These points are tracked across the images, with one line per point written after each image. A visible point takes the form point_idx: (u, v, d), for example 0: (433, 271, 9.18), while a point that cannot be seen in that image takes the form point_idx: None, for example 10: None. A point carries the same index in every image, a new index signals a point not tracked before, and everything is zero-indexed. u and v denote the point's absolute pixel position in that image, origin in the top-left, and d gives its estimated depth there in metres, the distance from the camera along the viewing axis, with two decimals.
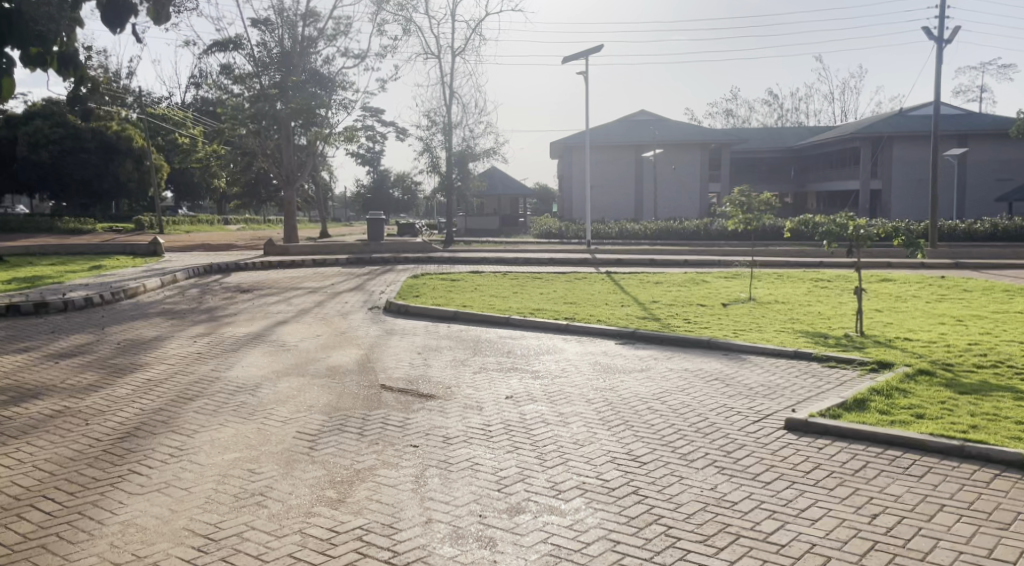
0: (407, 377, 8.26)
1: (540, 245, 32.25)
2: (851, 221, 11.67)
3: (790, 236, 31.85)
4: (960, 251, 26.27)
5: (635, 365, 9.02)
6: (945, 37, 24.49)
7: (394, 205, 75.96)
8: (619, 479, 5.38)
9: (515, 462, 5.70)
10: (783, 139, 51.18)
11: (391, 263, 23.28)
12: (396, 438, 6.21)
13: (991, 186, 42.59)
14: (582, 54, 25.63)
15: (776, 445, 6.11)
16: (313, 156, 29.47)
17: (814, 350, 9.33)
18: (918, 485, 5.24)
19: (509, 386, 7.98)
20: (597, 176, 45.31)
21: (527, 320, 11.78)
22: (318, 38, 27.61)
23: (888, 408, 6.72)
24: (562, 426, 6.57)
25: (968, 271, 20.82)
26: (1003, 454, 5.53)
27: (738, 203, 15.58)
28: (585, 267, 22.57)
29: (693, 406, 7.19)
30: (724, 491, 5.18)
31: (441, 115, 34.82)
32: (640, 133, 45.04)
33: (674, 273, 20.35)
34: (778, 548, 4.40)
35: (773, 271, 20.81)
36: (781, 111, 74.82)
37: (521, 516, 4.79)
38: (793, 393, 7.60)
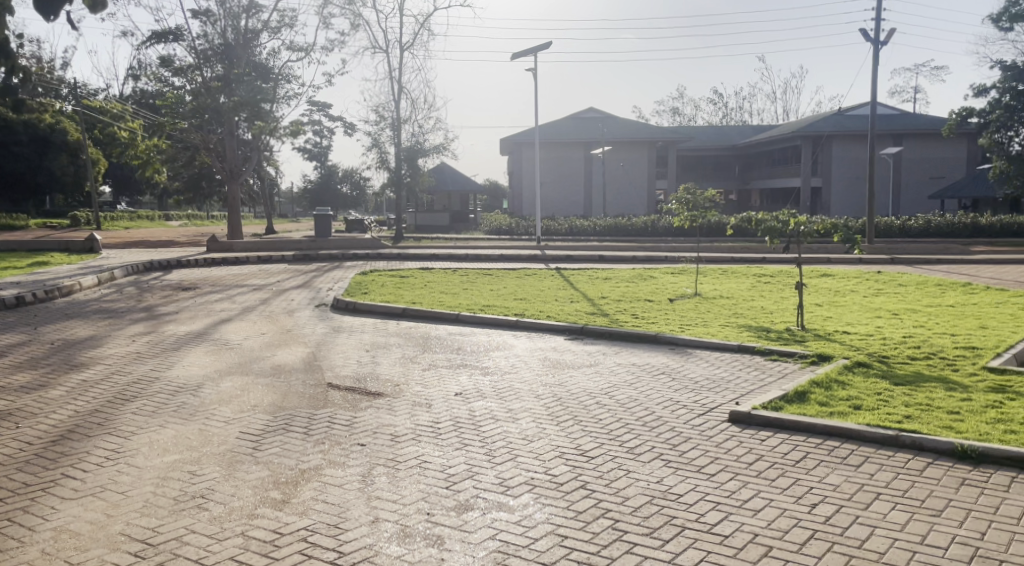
0: (355, 375, 8.16)
1: (489, 241, 32.28)
2: (791, 217, 11.93)
3: (735, 233, 32.47)
4: (894, 247, 27.13)
5: (583, 360, 9.06)
6: (881, 39, 25.32)
7: (343, 201, 75.16)
8: (567, 474, 5.41)
9: (464, 459, 5.69)
10: (728, 136, 52.12)
11: (338, 260, 23.06)
12: (342, 437, 6.14)
13: (924, 184, 43.95)
14: (530, 50, 25.74)
15: (720, 437, 6.21)
16: (257, 151, 28.97)
17: (757, 344, 9.50)
18: (856, 474, 5.39)
19: (459, 382, 7.96)
20: (547, 174, 45.47)
21: (476, 316, 11.77)
22: (262, 30, 27.05)
23: (828, 400, 6.87)
24: (511, 423, 6.58)
25: (901, 266, 21.57)
26: (934, 444, 5.71)
27: (682, 200, 15.78)
28: (535, 264, 22.67)
29: (640, 400, 7.28)
30: (670, 484, 5.25)
31: (389, 111, 34.56)
32: (590, 130, 45.33)
33: (622, 268, 20.57)
34: (722, 540, 4.47)
35: (717, 266, 21.20)
36: (725, 109, 75.78)
37: (470, 513, 4.78)
38: (737, 386, 7.73)
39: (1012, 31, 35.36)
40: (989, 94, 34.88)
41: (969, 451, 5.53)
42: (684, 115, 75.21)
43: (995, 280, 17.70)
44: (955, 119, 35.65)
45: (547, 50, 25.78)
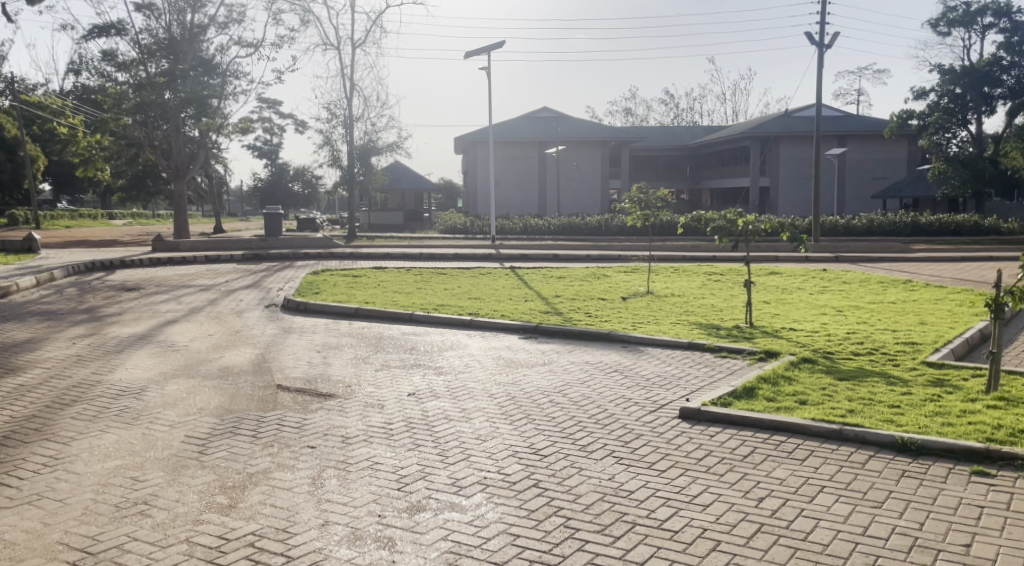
0: (305, 376, 8.05)
1: (442, 241, 32.08)
2: (739, 217, 12.11)
3: (686, 232, 32.87)
4: (840, 246, 27.75)
5: (537, 359, 9.07)
6: (826, 42, 25.90)
7: (293, 199, 74.16)
8: (520, 473, 5.41)
9: (416, 460, 5.66)
10: (679, 136, 52.81)
11: (289, 260, 22.68)
12: (292, 440, 6.05)
13: (867, 184, 45.11)
14: (483, 49, 25.72)
15: (671, 433, 6.29)
16: (204, 148, 28.39)
17: (707, 341, 9.63)
18: (801, 467, 5.50)
19: (411, 383, 7.90)
20: (501, 173, 45.48)
21: (428, 315, 11.72)
22: (209, 25, 26.52)
23: (774, 395, 7.01)
24: (464, 422, 6.56)
25: (847, 264, 22.10)
26: (875, 437, 5.86)
27: (635, 199, 15.91)
28: (489, 262, 22.67)
29: (593, 398, 7.32)
30: (622, 481, 5.29)
31: (341, 108, 34.13)
32: (545, 129, 45.49)
33: (575, 267, 20.66)
34: (672, 535, 4.52)
35: (669, 265, 21.44)
36: (677, 110, 76.64)
37: (421, 514, 4.75)
38: (687, 383, 7.83)
39: (950, 36, 36.46)
40: (928, 96, 35.99)
41: (908, 443, 5.70)
42: (637, 115, 76.00)
43: (934, 277, 18.22)
44: (896, 122, 36.58)
45: (501, 48, 25.78)
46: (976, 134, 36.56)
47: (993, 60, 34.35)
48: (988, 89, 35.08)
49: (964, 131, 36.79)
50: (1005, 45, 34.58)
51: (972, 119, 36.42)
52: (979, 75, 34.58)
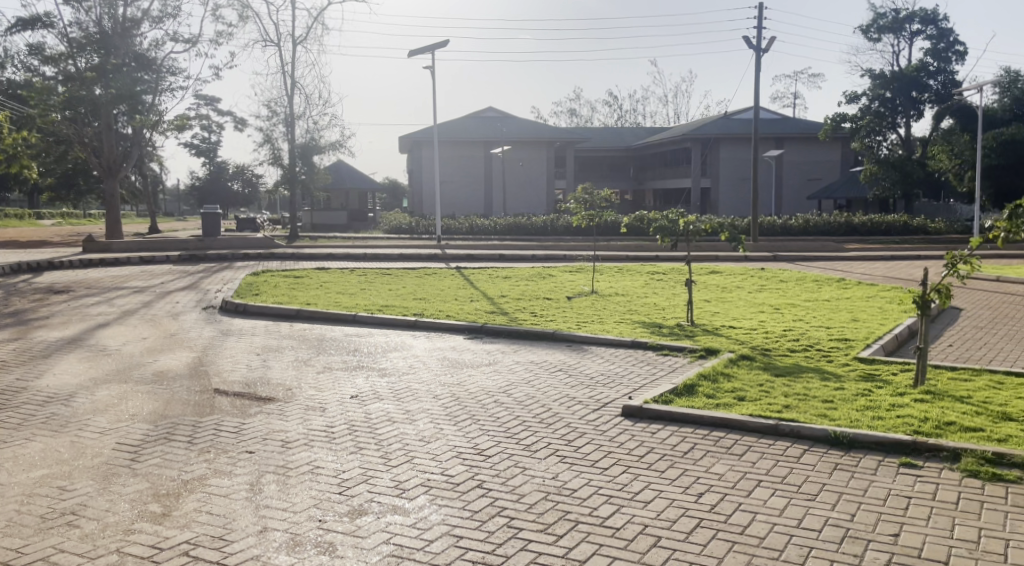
0: (244, 380, 7.89)
1: (387, 241, 31.81)
2: (681, 217, 12.28)
3: (629, 232, 33.28)
4: (778, 245, 28.42)
5: (483, 359, 9.06)
6: (763, 46, 26.55)
7: (232, 199, 72.73)
8: (463, 474, 5.40)
9: (358, 463, 5.59)
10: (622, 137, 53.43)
11: (228, 261, 22.19)
12: (229, 445, 5.92)
13: (803, 185, 46.34)
14: (428, 47, 25.63)
15: (613, 431, 6.35)
16: (137, 146, 27.63)
17: (650, 340, 9.76)
18: (739, 462, 5.61)
19: (354, 385, 7.82)
20: (446, 173, 45.31)
21: (371, 316, 11.61)
22: (143, 19, 25.77)
23: (714, 392, 7.14)
24: (408, 424, 6.51)
25: (784, 263, 22.65)
26: (811, 431, 6.02)
27: (580, 199, 16.01)
28: (434, 262, 22.59)
29: (537, 397, 7.34)
30: (565, 479, 5.32)
31: (282, 106, 33.59)
32: (490, 129, 45.50)
33: (520, 267, 20.69)
34: (614, 532, 4.56)
35: (613, 265, 21.66)
36: (621, 111, 77.52)
37: (363, 518, 4.70)
38: (630, 381, 7.92)
39: (879, 43, 37.73)
40: (860, 101, 37.08)
41: (841, 437, 5.86)
42: (581, 115, 76.70)
43: (866, 275, 18.80)
44: (829, 123, 37.73)
45: (445, 47, 25.71)
46: (905, 137, 37.93)
47: (920, 66, 35.85)
48: (916, 93, 36.48)
49: (893, 134, 38.07)
50: (931, 52, 36.02)
51: (901, 123, 37.79)
52: (907, 81, 35.99)
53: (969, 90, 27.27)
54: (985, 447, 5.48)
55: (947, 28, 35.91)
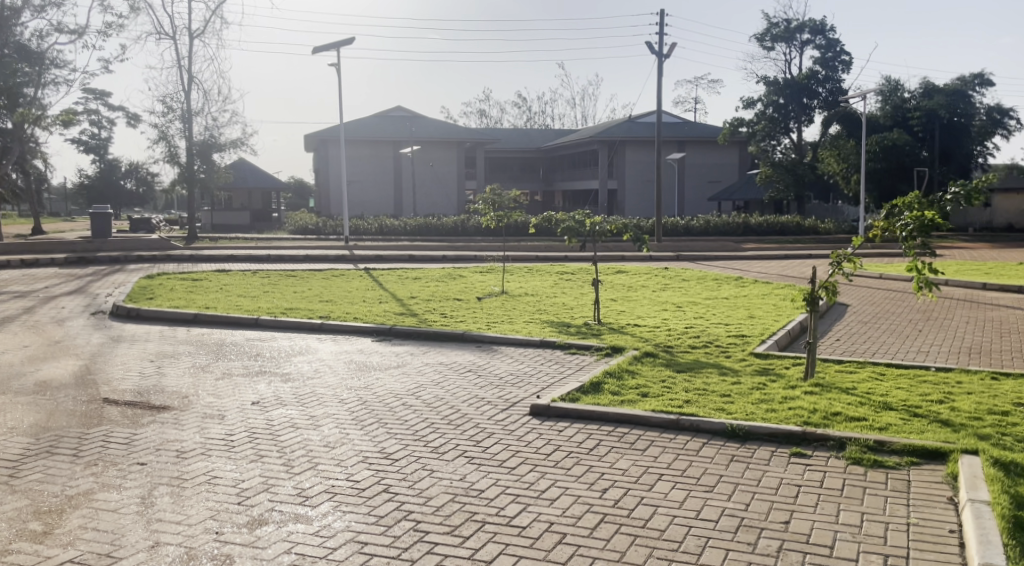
0: (136, 389, 7.53)
1: (292, 242, 31.12)
2: (588, 218, 12.46)
3: (537, 232, 33.65)
4: (680, 245, 29.22)
5: (390, 361, 8.96)
6: (665, 52, 27.27)
7: (125, 198, 69.63)
8: (369, 479, 5.32)
9: (259, 472, 5.43)
10: (531, 139, 53.90)
11: (119, 263, 21.20)
12: (119, 457, 5.65)
13: (705, 187, 47.84)
14: (333, 45, 25.22)
15: (521, 430, 6.39)
16: (19, 142, 26.08)
17: (557, 339, 9.85)
18: (642, 457, 5.74)
19: (256, 391, 7.59)
20: (354, 173, 44.59)
21: (275, 319, 11.32)
22: (25, 8, 24.29)
23: (619, 389, 7.28)
24: (312, 430, 6.37)
25: (686, 262, 23.38)
26: (709, 425, 6.20)
27: (489, 200, 16.05)
28: (341, 264, 22.21)
29: (446, 399, 7.31)
30: (472, 480, 5.31)
31: (178, 102, 32.32)
32: (398, 128, 45.06)
33: (430, 267, 20.59)
34: (520, 531, 4.58)
35: (521, 265, 21.81)
36: (529, 112, 78.24)
37: (263, 528, 4.56)
38: (538, 380, 7.99)
39: (773, 50, 39.33)
40: (756, 106, 38.59)
41: (737, 430, 6.08)
42: (490, 116, 77.18)
43: (763, 273, 19.56)
44: (729, 127, 39.05)
45: (350, 44, 25.31)
46: (797, 142, 39.69)
47: (810, 74, 37.45)
48: (807, 100, 38.16)
49: (786, 138, 39.84)
50: (821, 61, 37.78)
51: (794, 128, 39.49)
52: (799, 88, 37.59)
53: (854, 98, 28.83)
54: (868, 436, 5.78)
55: (835, 38, 37.76)
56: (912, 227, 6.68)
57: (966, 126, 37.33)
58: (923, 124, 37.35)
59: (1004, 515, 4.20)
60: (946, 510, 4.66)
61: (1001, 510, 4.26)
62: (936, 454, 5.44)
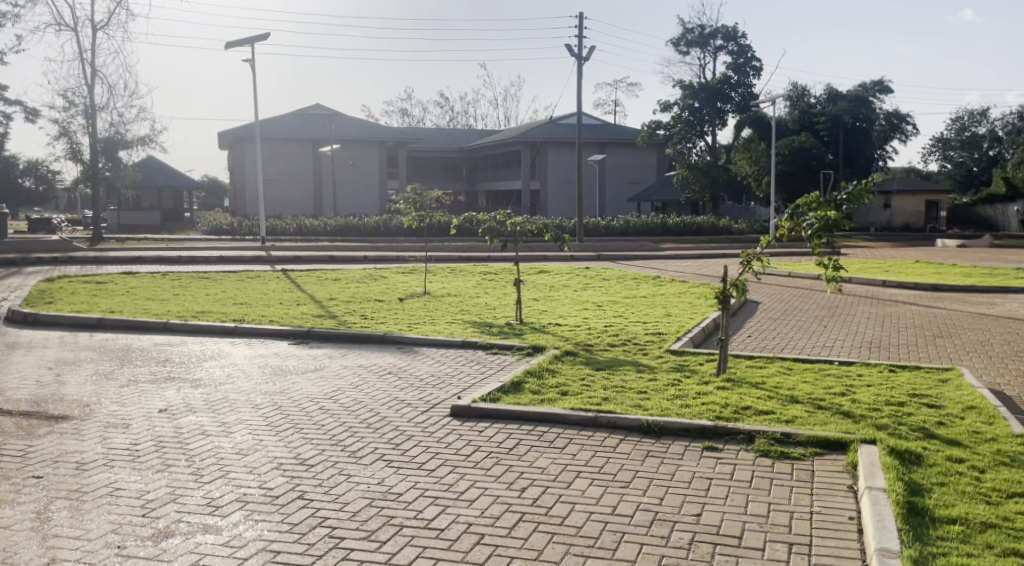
0: (32, 398, 7.16)
1: (206, 243, 30.22)
2: (508, 218, 12.49)
3: (459, 232, 33.62)
4: (600, 245, 29.67)
5: (307, 365, 8.78)
6: (584, 55, 27.68)
7: (24, 196, 66.53)
8: (284, 485, 5.21)
9: (165, 482, 5.23)
10: (453, 139, 53.81)
11: (17, 266, 20.17)
12: (13, 471, 5.36)
13: (624, 188, 48.67)
14: (246, 41, 24.63)
15: (441, 432, 6.34)
16: None
17: (479, 340, 9.84)
18: (561, 455, 5.78)
19: (164, 398, 7.32)
20: (271, 171, 43.51)
21: (186, 323, 10.97)
22: None
23: (538, 388, 7.33)
24: (224, 436, 6.18)
25: (606, 262, 23.76)
26: (626, 421, 6.31)
27: (410, 200, 15.93)
28: (258, 265, 21.68)
29: (365, 402, 7.21)
30: (390, 484, 5.25)
31: (80, 96, 30.96)
32: (317, 126, 44.21)
33: (351, 269, 20.31)
34: (439, 533, 4.55)
35: (443, 265, 21.74)
36: (451, 112, 78.12)
37: (168, 541, 4.40)
38: (459, 381, 7.96)
39: (688, 55, 40.34)
40: (673, 109, 39.46)
41: (653, 426, 6.19)
42: (412, 115, 76.77)
43: (680, 272, 20.02)
44: (647, 129, 39.84)
45: (265, 40, 24.74)
46: (712, 145, 40.79)
47: (723, 79, 38.45)
48: (720, 104, 39.25)
49: (702, 141, 40.89)
50: (733, 65, 38.87)
51: (708, 131, 40.58)
52: (712, 92, 38.62)
53: (765, 102, 29.82)
54: (775, 429, 5.98)
55: (746, 44, 38.97)
56: (817, 226, 6.95)
57: (867, 130, 38.95)
58: (829, 130, 38.80)
59: (898, 501, 4.41)
60: (846, 498, 4.87)
61: (896, 497, 4.46)
62: (838, 444, 5.67)
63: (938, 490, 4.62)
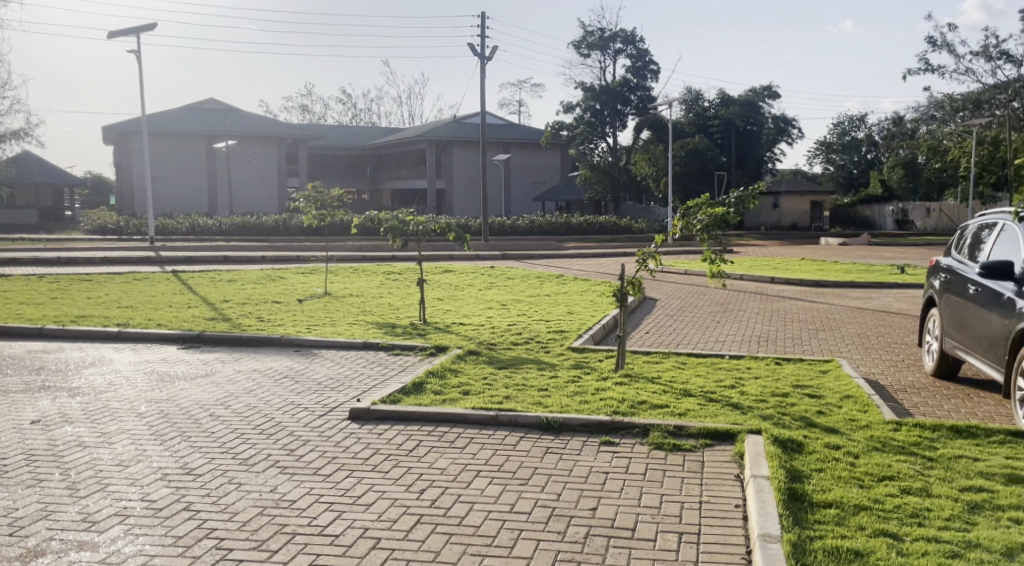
0: None
1: (89, 243, 28.68)
2: (410, 216, 12.35)
3: (360, 231, 33.11)
4: (505, 244, 29.81)
5: (198, 370, 8.44)
6: (487, 54, 27.83)
7: None
8: (169, 496, 4.99)
9: (37, 498, 4.93)
10: (356, 136, 52.95)
11: None
12: None
13: (529, 187, 49.05)
14: (131, 31, 23.50)
15: (339, 436, 6.21)
16: None
17: (381, 340, 9.74)
18: (460, 455, 5.76)
19: (38, 409, 6.90)
20: (161, 167, 41.63)
21: (64, 328, 10.37)
22: None
23: (440, 388, 7.28)
24: (104, 447, 5.88)
25: (508, 261, 23.91)
26: (525, 419, 6.35)
27: (310, 199, 15.56)
28: (145, 266, 20.71)
29: (259, 407, 6.99)
30: (284, 491, 5.11)
31: None
32: (212, 121, 42.68)
33: (248, 269, 19.64)
34: (333, 540, 4.46)
35: (345, 265, 21.35)
36: (353, 109, 76.90)
37: (38, 561, 4.14)
38: (359, 384, 7.82)
39: (589, 57, 41.05)
40: (575, 111, 40.11)
41: (552, 423, 6.25)
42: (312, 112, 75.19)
43: (583, 272, 20.28)
44: (551, 130, 40.26)
45: (152, 30, 23.67)
46: (613, 146, 41.62)
47: (624, 81, 39.25)
48: (620, 106, 40.11)
49: (603, 143, 41.69)
50: (633, 69, 39.79)
51: (609, 132, 41.40)
52: (613, 94, 39.40)
53: (660, 105, 30.70)
54: (668, 422, 6.14)
55: (644, 48, 39.90)
56: (706, 223, 7.17)
57: (756, 134, 40.89)
58: (722, 132, 40.25)
59: (780, 487, 4.61)
60: (733, 486, 5.05)
61: (778, 483, 4.66)
62: (726, 435, 5.87)
63: (817, 475, 4.85)
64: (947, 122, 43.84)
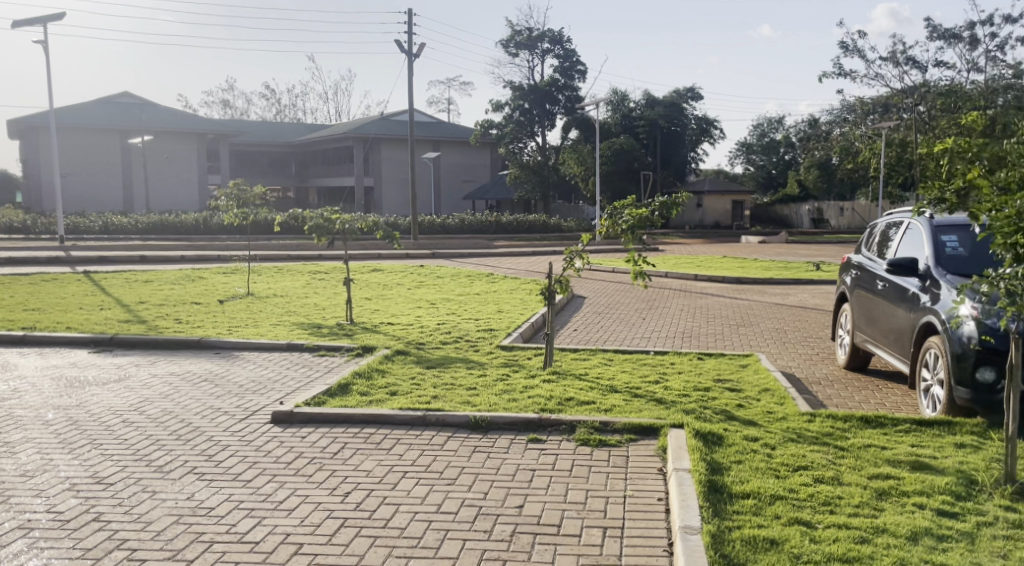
0: None
1: None
2: (335, 214, 12.13)
3: (284, 230, 32.43)
4: (432, 242, 29.64)
5: (112, 375, 8.12)
6: (414, 51, 27.61)
7: None
8: (78, 507, 4.79)
9: None
10: (281, 133, 51.86)
11: None
12: None
13: (458, 186, 48.94)
14: (38, 20, 22.45)
15: (261, 440, 6.07)
16: None
17: (306, 342, 9.54)
18: (386, 456, 5.70)
19: None
20: (71, 163, 39.92)
21: None
22: None
23: (366, 389, 7.18)
24: (7, 458, 5.60)
25: (436, 259, 23.82)
26: (453, 419, 6.33)
27: (231, 196, 15.13)
28: (55, 266, 19.82)
29: (176, 412, 6.77)
30: (201, 498, 4.97)
31: None
32: (126, 116, 41.20)
33: (166, 270, 18.99)
34: (253, 547, 4.35)
35: (269, 265, 20.87)
36: (277, 105, 75.30)
37: None
38: (283, 386, 7.65)
39: (517, 56, 41.17)
40: (504, 110, 40.17)
41: (481, 422, 6.24)
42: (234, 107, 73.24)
43: (510, 270, 20.32)
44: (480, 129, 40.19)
45: (60, 19, 22.66)
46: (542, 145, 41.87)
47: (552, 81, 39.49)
48: (549, 105, 40.35)
49: (532, 142, 41.90)
50: (561, 69, 40.06)
51: (538, 132, 41.64)
52: (542, 93, 39.60)
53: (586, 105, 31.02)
54: (595, 418, 6.20)
55: (571, 49, 40.18)
56: (631, 222, 7.28)
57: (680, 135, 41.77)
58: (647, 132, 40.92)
59: (700, 480, 4.71)
60: (655, 480, 5.14)
61: (699, 476, 4.77)
62: (650, 430, 5.97)
63: (736, 467, 4.97)
64: (859, 125, 45.43)
